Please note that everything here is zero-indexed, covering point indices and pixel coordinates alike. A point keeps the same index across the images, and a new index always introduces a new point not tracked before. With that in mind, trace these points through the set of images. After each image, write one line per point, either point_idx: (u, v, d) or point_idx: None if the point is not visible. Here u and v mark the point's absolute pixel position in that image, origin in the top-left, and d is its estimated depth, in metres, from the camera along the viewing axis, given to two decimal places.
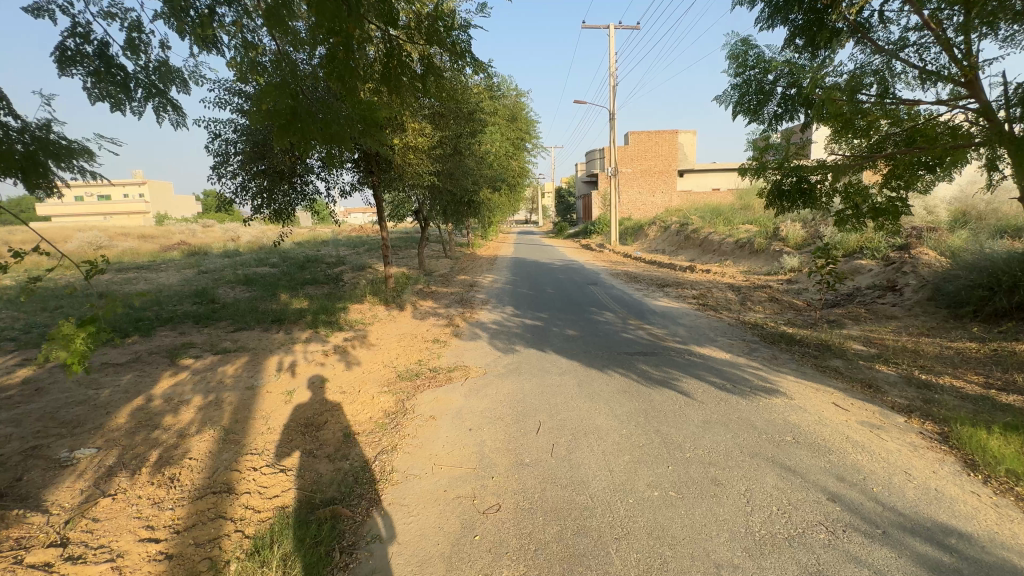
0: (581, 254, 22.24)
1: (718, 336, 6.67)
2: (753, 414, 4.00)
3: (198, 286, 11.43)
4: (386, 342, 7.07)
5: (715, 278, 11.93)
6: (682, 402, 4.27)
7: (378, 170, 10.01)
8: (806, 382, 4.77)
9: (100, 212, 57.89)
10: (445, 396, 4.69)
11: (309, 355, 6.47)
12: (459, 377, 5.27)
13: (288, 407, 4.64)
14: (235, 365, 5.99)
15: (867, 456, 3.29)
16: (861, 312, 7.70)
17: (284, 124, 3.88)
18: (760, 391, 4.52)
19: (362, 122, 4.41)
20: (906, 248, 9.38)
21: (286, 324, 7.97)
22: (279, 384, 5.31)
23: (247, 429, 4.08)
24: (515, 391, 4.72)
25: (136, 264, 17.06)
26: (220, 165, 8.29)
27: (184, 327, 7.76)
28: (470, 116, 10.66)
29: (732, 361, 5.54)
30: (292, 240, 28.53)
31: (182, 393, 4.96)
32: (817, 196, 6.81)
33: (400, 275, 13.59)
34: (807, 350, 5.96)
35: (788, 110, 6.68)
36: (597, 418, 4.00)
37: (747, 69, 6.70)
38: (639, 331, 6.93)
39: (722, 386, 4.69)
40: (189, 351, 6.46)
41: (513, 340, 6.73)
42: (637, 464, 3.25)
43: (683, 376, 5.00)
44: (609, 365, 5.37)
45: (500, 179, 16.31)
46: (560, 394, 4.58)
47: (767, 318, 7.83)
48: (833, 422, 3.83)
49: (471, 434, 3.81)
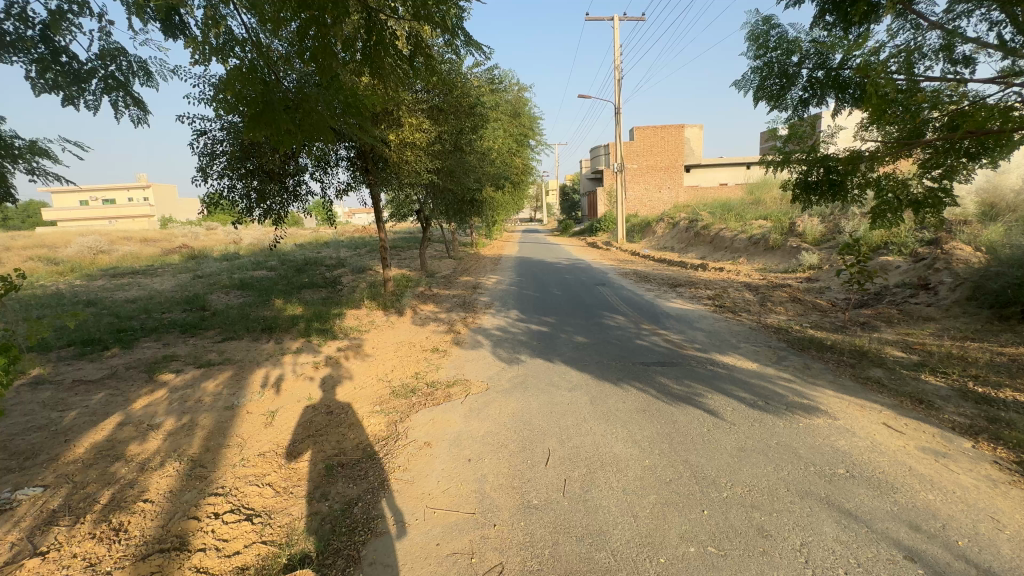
0: (585, 254, 20.85)
1: (741, 342, 6.13)
2: (794, 440, 3.47)
3: (191, 293, 11.00)
4: (381, 352, 6.58)
5: (730, 277, 11.40)
6: (710, 425, 3.73)
7: (374, 168, 9.44)
8: (848, 398, 4.23)
9: (105, 215, 57.98)
10: (444, 417, 4.19)
11: (298, 367, 6.00)
12: (459, 394, 4.77)
13: (268, 431, 4.16)
14: (217, 380, 5.53)
15: (939, 495, 2.77)
16: (893, 313, 7.14)
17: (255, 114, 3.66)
18: (798, 410, 3.99)
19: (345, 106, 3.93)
20: (937, 243, 8.79)
21: (277, 332, 7.50)
22: (262, 403, 4.84)
23: (218, 462, 3.59)
24: (520, 411, 4.21)
25: (131, 270, 16.67)
26: (207, 165, 7.76)
27: (170, 337, 7.31)
28: (470, 109, 10.17)
29: (760, 372, 5.00)
30: (293, 241, 28.18)
31: (154, 416, 4.50)
32: (847, 188, 6.29)
33: (399, 278, 13.02)
34: (842, 358, 5.41)
35: (816, 95, 6.11)
36: (614, 445, 3.50)
37: (768, 51, 6.17)
38: (654, 337, 6.42)
39: (753, 403, 4.16)
40: (171, 365, 6.01)
41: (518, 349, 6.23)
42: (665, 507, 2.74)
43: (708, 391, 4.47)
44: (625, 378, 4.86)
45: (504, 177, 15.82)
46: (573, 414, 4.08)
47: (791, 321, 7.27)
48: (890, 450, 3.30)
49: (470, 466, 3.31)
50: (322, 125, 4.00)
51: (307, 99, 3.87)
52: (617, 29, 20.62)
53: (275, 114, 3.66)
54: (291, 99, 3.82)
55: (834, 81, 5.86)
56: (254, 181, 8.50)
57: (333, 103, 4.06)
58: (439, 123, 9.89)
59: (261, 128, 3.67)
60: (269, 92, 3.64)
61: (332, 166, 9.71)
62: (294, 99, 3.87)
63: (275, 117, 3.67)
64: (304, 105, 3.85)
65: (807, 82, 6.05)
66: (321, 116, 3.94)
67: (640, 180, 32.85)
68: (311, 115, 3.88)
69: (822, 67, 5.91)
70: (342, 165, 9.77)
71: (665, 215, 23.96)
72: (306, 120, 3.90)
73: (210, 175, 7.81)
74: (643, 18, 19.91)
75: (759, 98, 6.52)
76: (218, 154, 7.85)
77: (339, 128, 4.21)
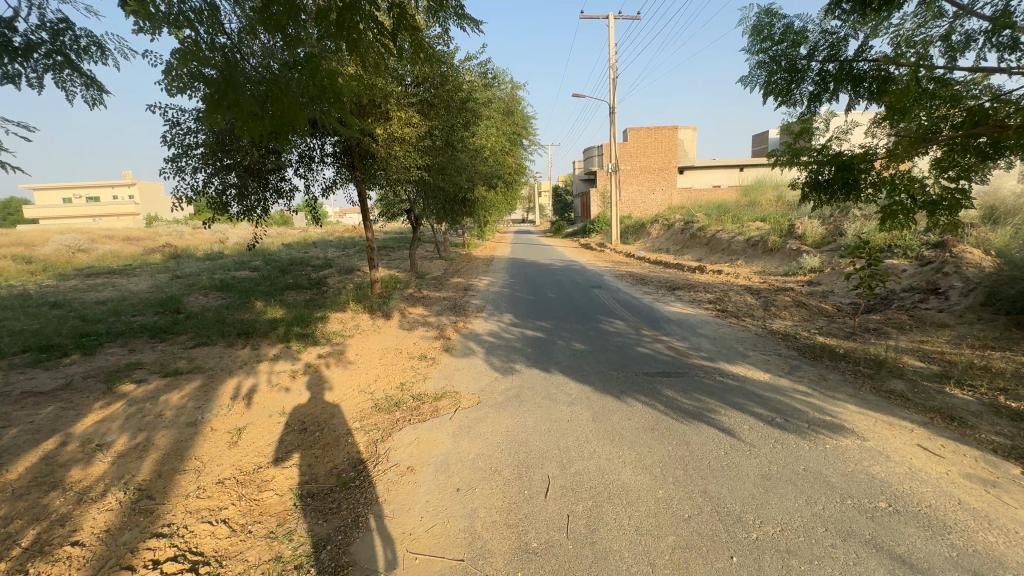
0: (581, 254, 21.37)
1: (750, 350, 5.76)
2: (823, 465, 3.09)
3: (167, 294, 10.43)
4: (365, 360, 6.12)
5: (729, 280, 11.09)
6: (728, 447, 3.35)
7: (361, 164, 9.01)
8: (874, 414, 3.87)
9: (89, 213, 56.56)
10: (431, 437, 3.77)
11: (274, 377, 5.52)
12: (447, 409, 4.33)
13: (231, 452, 3.70)
14: (183, 391, 5.05)
15: (1001, 536, 2.39)
16: (904, 319, 6.83)
17: (216, 97, 3.21)
18: (824, 429, 3.61)
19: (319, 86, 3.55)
20: (942, 245, 8.54)
21: (254, 337, 7.02)
22: (229, 418, 4.36)
23: (168, 492, 3.12)
24: (515, 429, 3.79)
25: (107, 269, 16.00)
26: (179, 158, 7.20)
27: (137, 343, 6.78)
28: (461, 104, 9.71)
29: (774, 384, 4.61)
30: (280, 241, 27.57)
31: (105, 435, 4.01)
32: (861, 187, 5.99)
33: (388, 279, 12.54)
34: (858, 368, 5.04)
35: (828, 90, 5.68)
36: (622, 471, 3.10)
37: (773, 43, 5.78)
38: (657, 344, 6.04)
39: (771, 420, 3.79)
40: (133, 374, 5.50)
41: (512, 357, 5.81)
42: (686, 552, 2.34)
43: (720, 406, 4.08)
44: (629, 391, 4.46)
45: (498, 177, 15.29)
46: (574, 433, 3.67)
47: (797, 326, 6.93)
48: (931, 477, 2.94)
49: (458, 498, 2.88)
50: (295, 113, 3.61)
51: (278, 85, 3.50)
52: (613, 27, 20.41)
53: (241, 95, 3.24)
54: (259, 83, 3.45)
55: (850, 73, 5.47)
56: (231, 177, 7.99)
57: (308, 87, 3.70)
58: (430, 118, 9.43)
59: (222, 111, 3.21)
60: (232, 72, 3.23)
61: (316, 163, 9.29)
62: (263, 84, 3.49)
63: (241, 99, 3.26)
64: (274, 89, 3.49)
65: (819, 76, 5.63)
66: (294, 103, 3.57)
67: (634, 182, 32.65)
68: (282, 100, 3.49)
69: (835, 60, 5.51)
70: (328, 162, 9.36)
71: (661, 216, 23.70)
72: (278, 107, 3.52)
73: (184, 169, 7.25)
74: (638, 17, 19.72)
75: (766, 94, 6.08)
76: (193, 146, 7.32)
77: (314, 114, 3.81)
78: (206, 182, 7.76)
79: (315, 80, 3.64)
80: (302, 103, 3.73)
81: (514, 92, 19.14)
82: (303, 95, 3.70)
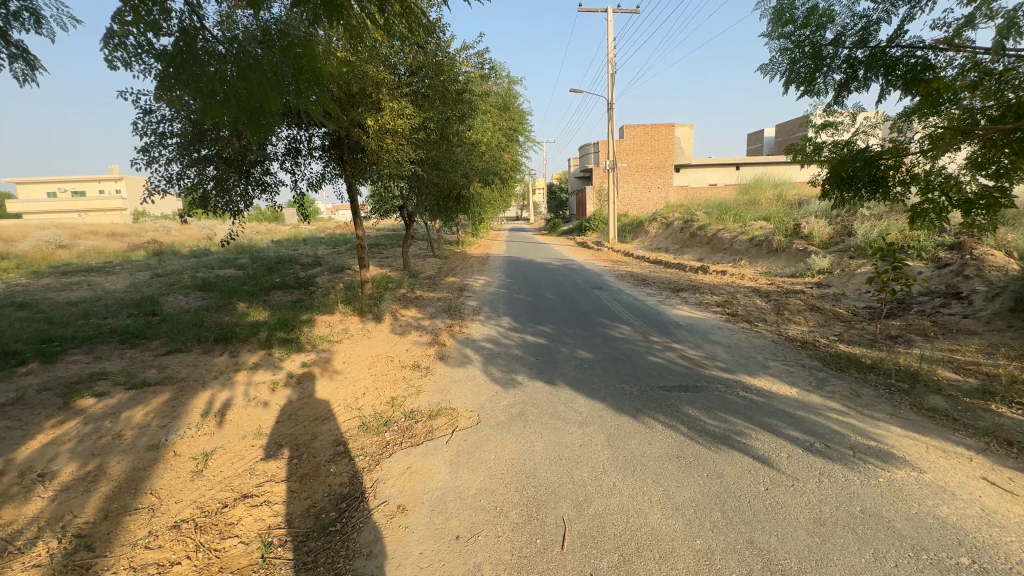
0: (577, 254, 20.29)
1: (770, 359, 5.33)
2: (884, 507, 2.65)
3: (144, 294, 9.85)
4: (353, 370, 5.62)
5: (734, 281, 10.72)
6: (769, 482, 2.90)
7: (350, 157, 8.53)
8: (923, 438, 3.45)
9: (74, 208, 55.30)
10: (427, 466, 3.29)
11: (251, 390, 5.01)
12: (443, 430, 3.86)
13: (193, 484, 3.20)
14: (148, 407, 4.54)
15: None
16: (927, 325, 6.46)
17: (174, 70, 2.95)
18: (873, 460, 3.16)
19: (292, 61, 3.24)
20: (960, 247, 8.18)
21: (234, 343, 6.50)
22: (196, 441, 3.85)
23: (111, 540, 2.62)
24: (521, 458, 3.32)
25: (85, 266, 15.28)
26: (153, 148, 6.58)
27: (105, 349, 6.25)
28: (457, 97, 9.16)
29: (804, 401, 4.17)
30: (270, 237, 26.95)
31: (49, 464, 3.49)
32: (889, 185, 5.62)
33: (379, 279, 11.99)
34: (891, 381, 4.62)
35: (856, 78, 5.31)
36: (650, 514, 2.65)
37: (796, 27, 5.34)
38: (668, 352, 5.61)
39: (811, 446, 3.36)
40: (95, 387, 4.98)
41: (513, 367, 5.35)
42: None
43: (750, 427, 3.65)
44: (646, 409, 4.01)
45: (495, 173, 14.78)
46: (589, 463, 3.21)
47: (815, 333, 6.53)
48: (1013, 523, 2.50)
49: (458, 550, 2.42)
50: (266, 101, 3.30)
51: (245, 63, 3.20)
52: (612, 21, 20.09)
53: (199, 72, 3.05)
54: (224, 60, 3.19)
55: (883, 60, 5.06)
56: (210, 169, 7.45)
57: (283, 65, 3.33)
58: (424, 110, 8.81)
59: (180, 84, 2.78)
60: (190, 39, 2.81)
61: (303, 156, 8.80)
62: (230, 62, 3.23)
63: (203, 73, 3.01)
64: (241, 64, 3.16)
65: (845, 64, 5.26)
66: (265, 83, 3.25)
67: (630, 179, 32.28)
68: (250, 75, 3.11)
69: (865, 46, 5.10)
70: (315, 156, 8.87)
71: (659, 214, 23.35)
72: (246, 91, 3.20)
73: (158, 159, 6.65)
74: (637, 11, 19.40)
75: (787, 83, 5.69)
76: (167, 135, 6.71)
77: (287, 92, 3.42)
78: (182, 174, 7.16)
79: (288, 55, 3.36)
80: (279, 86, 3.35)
81: (511, 86, 18.74)
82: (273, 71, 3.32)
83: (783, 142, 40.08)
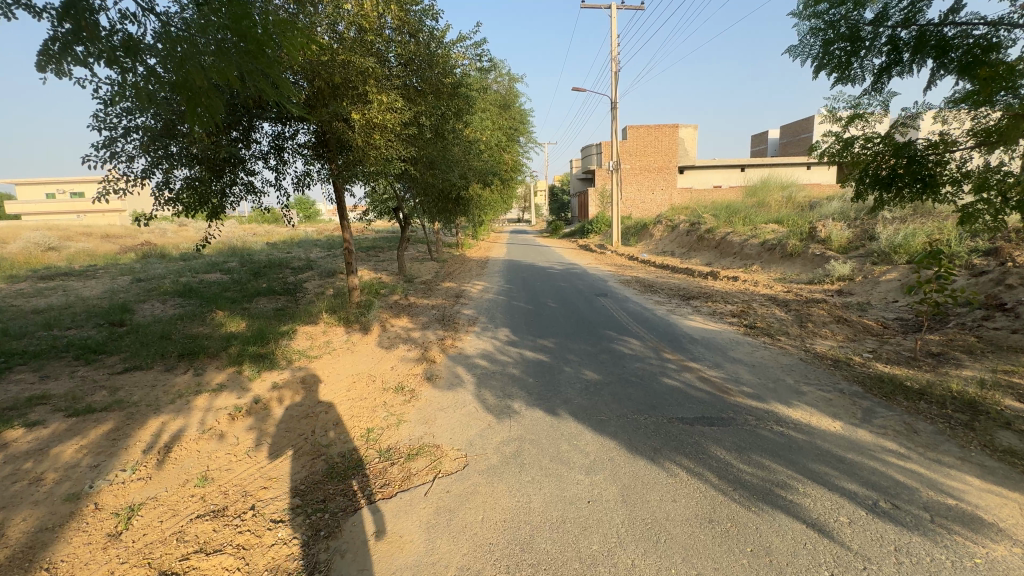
0: (582, 254, 21.69)
1: (803, 384, 4.66)
2: None
3: (117, 301, 9.21)
4: (328, 393, 4.96)
5: (748, 288, 10.04)
6: (835, 566, 2.24)
7: (336, 153, 7.89)
8: (1015, 495, 2.77)
9: (72, 210, 54.92)
10: (398, 532, 2.63)
11: (207, 418, 4.37)
12: (422, 476, 3.21)
13: (103, 555, 2.56)
14: (84, 441, 3.90)
15: None
16: (973, 341, 5.78)
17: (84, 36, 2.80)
18: (959, 528, 2.49)
19: (237, 41, 3.05)
20: (998, 253, 7.51)
21: (200, 359, 5.87)
22: (125, 489, 3.20)
23: None
24: (516, 519, 2.67)
25: (67, 269, 14.68)
26: (113, 142, 5.93)
27: (56, 366, 5.61)
28: (453, 91, 8.50)
29: (853, 440, 3.50)
30: (264, 240, 26.33)
31: None
32: (937, 183, 5.00)
33: (370, 284, 11.36)
34: (948, 413, 3.94)
35: (901, 61, 4.74)
36: None
37: (832, 5, 4.76)
38: (685, 374, 4.96)
39: (875, 506, 2.70)
40: (29, 414, 4.33)
41: (510, 391, 4.69)
42: None
43: (794, 478, 2.99)
44: (665, 451, 3.35)
45: (494, 174, 14.15)
46: (600, 530, 2.55)
47: (846, 349, 5.88)
48: None
49: None
50: (205, 76, 3.10)
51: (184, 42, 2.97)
52: (616, 17, 19.43)
53: (112, 44, 2.81)
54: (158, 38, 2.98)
55: (935, 38, 4.46)
56: (181, 168, 6.79)
57: (227, 40, 3.06)
58: (417, 104, 8.09)
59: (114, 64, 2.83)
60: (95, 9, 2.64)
61: (288, 153, 8.18)
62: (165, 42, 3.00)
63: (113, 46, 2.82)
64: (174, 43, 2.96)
65: (889, 46, 4.70)
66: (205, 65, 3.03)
67: (634, 181, 31.66)
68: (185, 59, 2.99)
69: (912, 24, 4.56)
70: (303, 155, 8.27)
71: (664, 217, 22.71)
72: (184, 69, 3.02)
73: (118, 155, 5.99)
74: (642, 6, 18.67)
75: (818, 68, 5.19)
76: (130, 129, 6.03)
77: (239, 68, 3.15)
78: (147, 172, 6.49)
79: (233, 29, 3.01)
80: (225, 67, 3.09)
81: (511, 85, 18.17)
82: (210, 50, 3.05)
83: (787, 143, 39.47)
